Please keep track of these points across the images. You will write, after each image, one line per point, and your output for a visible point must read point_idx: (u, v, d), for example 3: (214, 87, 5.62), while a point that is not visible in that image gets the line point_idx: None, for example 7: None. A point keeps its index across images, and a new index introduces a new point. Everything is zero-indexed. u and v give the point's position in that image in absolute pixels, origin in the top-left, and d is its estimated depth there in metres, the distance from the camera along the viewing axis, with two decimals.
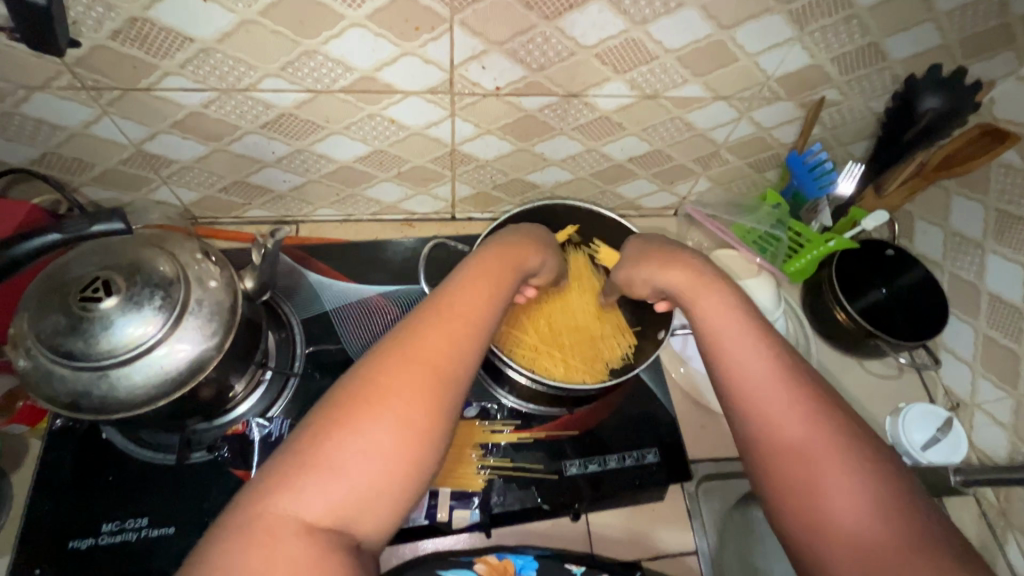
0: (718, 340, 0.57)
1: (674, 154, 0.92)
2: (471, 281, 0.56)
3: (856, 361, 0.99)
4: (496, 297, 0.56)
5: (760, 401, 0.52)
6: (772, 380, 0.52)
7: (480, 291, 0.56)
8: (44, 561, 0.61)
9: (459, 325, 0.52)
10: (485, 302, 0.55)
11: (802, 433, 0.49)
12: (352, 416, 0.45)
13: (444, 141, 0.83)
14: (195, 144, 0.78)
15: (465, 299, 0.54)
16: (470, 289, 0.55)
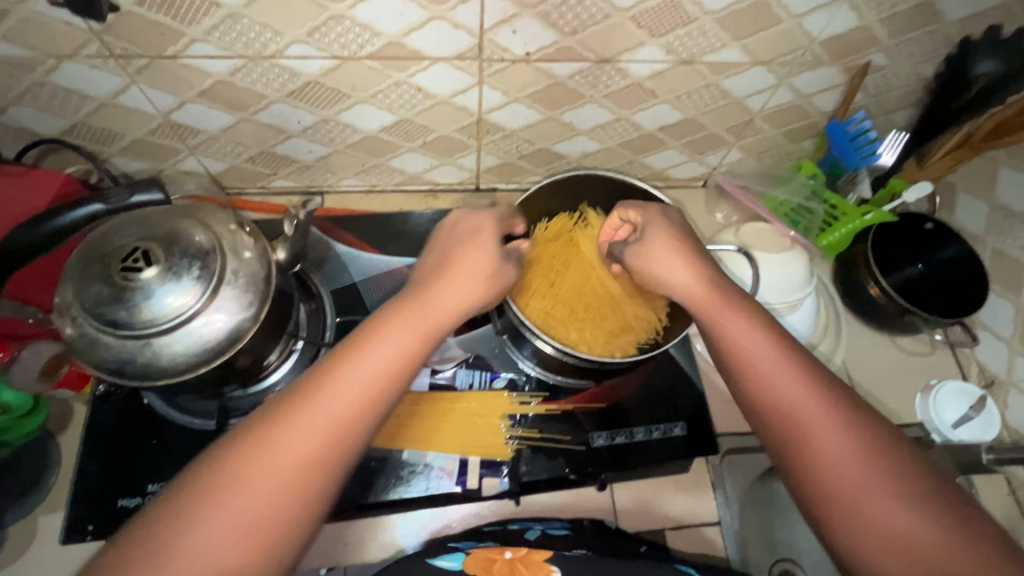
0: (741, 351, 0.55)
1: (707, 123, 0.89)
2: (373, 354, 0.50)
3: (886, 337, 0.98)
4: (396, 380, 0.50)
5: (796, 413, 0.50)
6: (789, 373, 0.52)
7: (377, 369, 0.49)
8: (97, 519, 0.64)
9: (343, 419, 0.47)
10: (381, 384, 0.49)
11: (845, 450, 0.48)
12: (196, 509, 0.42)
13: (471, 110, 0.82)
14: (222, 113, 0.77)
15: (357, 379, 0.48)
16: (368, 366, 0.49)
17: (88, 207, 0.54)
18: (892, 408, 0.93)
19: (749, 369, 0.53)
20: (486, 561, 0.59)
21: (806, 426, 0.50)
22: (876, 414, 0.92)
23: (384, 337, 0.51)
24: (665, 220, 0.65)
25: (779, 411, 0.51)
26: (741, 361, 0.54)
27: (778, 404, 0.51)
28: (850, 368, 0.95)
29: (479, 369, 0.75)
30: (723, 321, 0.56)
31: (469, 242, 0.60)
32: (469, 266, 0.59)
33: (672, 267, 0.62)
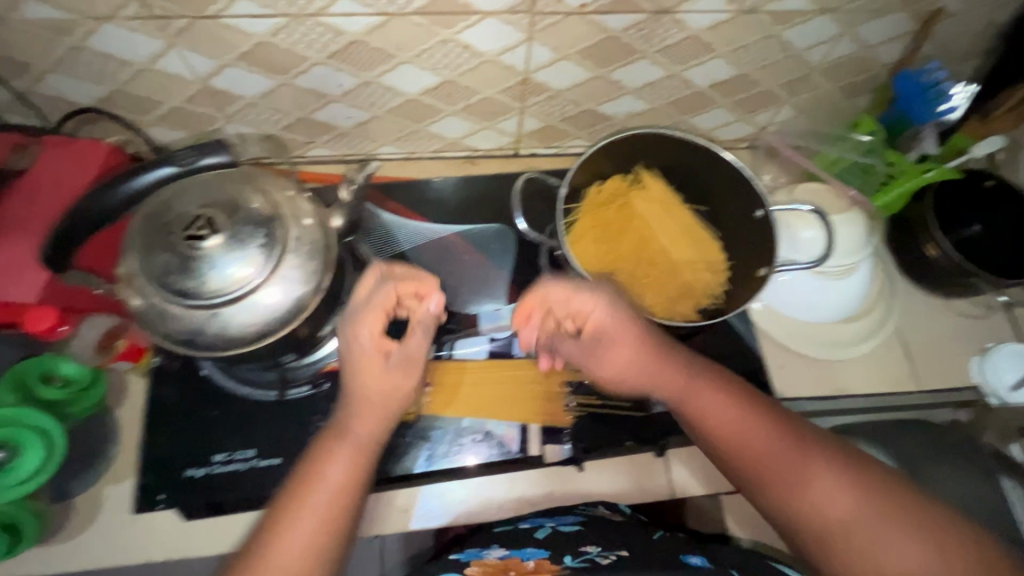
0: (725, 433, 0.58)
1: (760, 79, 0.85)
2: (324, 478, 0.53)
3: (942, 300, 0.95)
4: (348, 505, 0.53)
5: (795, 480, 0.55)
6: (764, 439, 0.57)
7: (331, 493, 0.53)
8: (168, 487, 0.65)
9: (306, 547, 0.51)
10: (336, 510, 0.53)
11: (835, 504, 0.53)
12: None
13: (517, 69, 0.78)
14: (261, 78, 0.75)
15: (317, 506, 0.52)
16: (322, 493, 0.53)
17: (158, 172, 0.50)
18: (949, 371, 0.91)
19: (739, 446, 0.57)
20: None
21: (804, 491, 0.54)
22: (932, 377, 0.90)
23: (329, 462, 0.54)
24: (613, 312, 0.61)
25: (778, 484, 0.55)
26: (730, 442, 0.58)
27: (773, 475, 0.56)
28: (905, 333, 0.92)
29: None
30: (704, 402, 0.59)
31: (371, 346, 0.57)
32: (377, 383, 0.57)
33: (631, 362, 0.61)
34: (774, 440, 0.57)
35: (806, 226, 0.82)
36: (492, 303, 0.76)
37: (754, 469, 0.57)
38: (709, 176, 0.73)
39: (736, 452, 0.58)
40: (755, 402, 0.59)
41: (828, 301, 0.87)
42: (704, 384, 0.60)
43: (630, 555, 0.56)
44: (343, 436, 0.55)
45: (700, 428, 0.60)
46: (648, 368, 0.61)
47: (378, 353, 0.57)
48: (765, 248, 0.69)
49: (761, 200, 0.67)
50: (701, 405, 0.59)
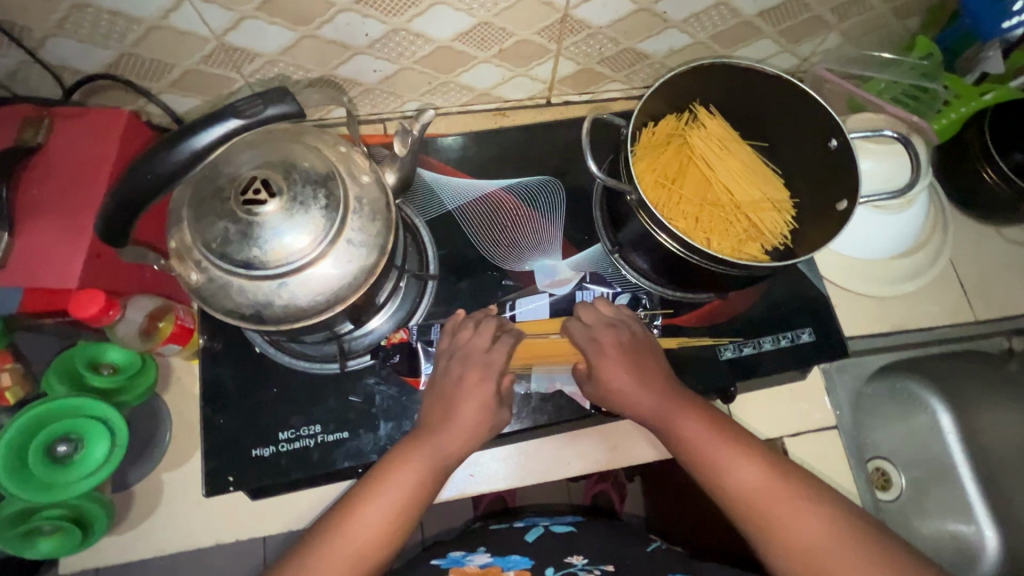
0: (699, 449, 0.59)
1: (815, 2, 0.79)
2: (384, 494, 0.55)
3: (994, 229, 0.92)
4: (403, 523, 0.55)
5: (760, 505, 0.56)
6: (734, 453, 0.58)
7: (392, 507, 0.55)
8: (237, 469, 0.62)
9: (358, 556, 0.53)
10: (395, 526, 0.55)
11: (798, 528, 0.54)
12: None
13: (557, 5, 0.71)
14: (282, 30, 0.67)
15: (378, 516, 0.54)
16: (382, 507, 0.55)
17: (220, 129, 0.42)
18: (1002, 301, 0.89)
19: (710, 465, 0.58)
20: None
21: (762, 508, 0.56)
22: (985, 307, 0.88)
23: (391, 478, 0.56)
24: (620, 346, 0.64)
25: (743, 502, 0.56)
26: (701, 461, 0.59)
27: (741, 493, 0.57)
28: (957, 264, 0.90)
29: (598, 286, 0.72)
30: (681, 422, 0.60)
31: (476, 373, 0.61)
32: (471, 414, 0.59)
33: (625, 385, 0.63)
34: (744, 459, 0.58)
35: (865, 158, 0.78)
36: (545, 257, 0.74)
37: (718, 488, 0.58)
38: (769, 109, 0.69)
39: (709, 471, 0.58)
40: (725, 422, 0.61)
41: (886, 236, 0.84)
42: (685, 406, 0.61)
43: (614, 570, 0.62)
44: (416, 454, 0.57)
45: (675, 447, 0.61)
46: (640, 390, 0.62)
47: (488, 385, 0.61)
48: (838, 182, 0.66)
49: (836, 129, 0.63)
50: (679, 424, 0.61)
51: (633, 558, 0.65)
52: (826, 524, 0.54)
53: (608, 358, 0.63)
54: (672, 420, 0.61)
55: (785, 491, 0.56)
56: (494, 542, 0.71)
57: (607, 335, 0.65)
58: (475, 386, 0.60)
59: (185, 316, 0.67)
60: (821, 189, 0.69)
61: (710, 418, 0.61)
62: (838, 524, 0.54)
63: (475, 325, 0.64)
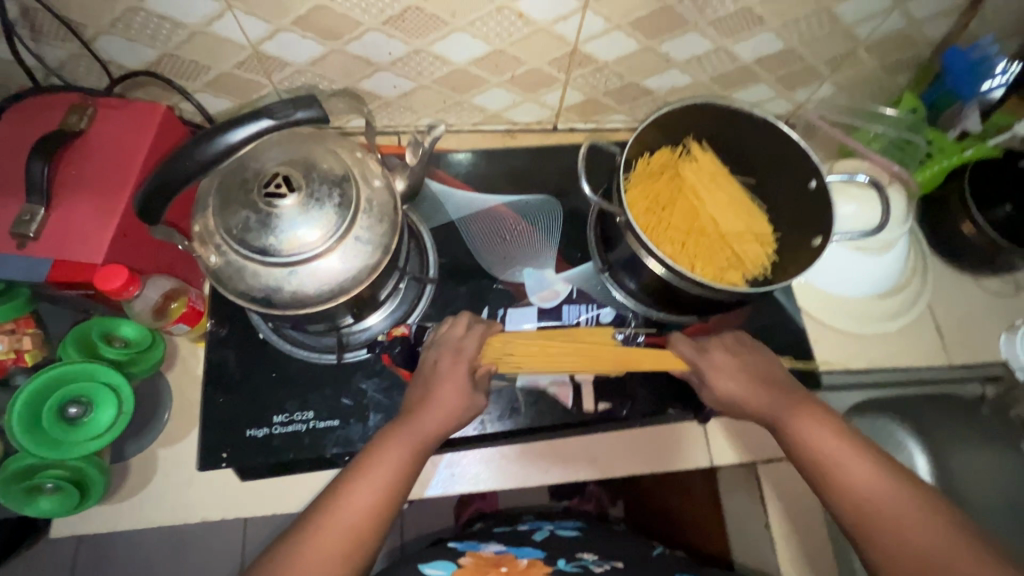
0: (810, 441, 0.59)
1: (807, 54, 0.85)
2: (376, 472, 0.56)
3: (973, 280, 0.96)
4: (393, 502, 0.56)
5: (885, 510, 0.53)
6: (861, 457, 0.57)
7: (380, 480, 0.57)
8: (230, 447, 0.66)
9: (355, 521, 0.54)
10: (385, 503, 0.56)
11: (934, 541, 0.51)
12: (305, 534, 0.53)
13: (568, 39, 0.77)
14: (313, 43, 0.73)
15: (366, 492, 0.55)
16: (369, 486, 0.56)
17: (252, 126, 0.47)
18: (976, 348, 0.93)
19: (829, 464, 0.57)
20: (481, 566, 0.61)
21: (869, 500, 0.54)
22: (960, 352, 0.92)
23: (381, 454, 0.58)
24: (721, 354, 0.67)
25: (864, 504, 0.54)
26: (818, 460, 0.58)
27: (845, 484, 0.56)
28: (935, 308, 0.94)
29: (582, 301, 0.77)
30: (798, 420, 0.61)
31: (450, 371, 0.63)
32: (449, 400, 0.62)
33: (734, 387, 0.65)
34: (849, 452, 0.57)
35: (847, 201, 0.82)
36: (539, 270, 0.78)
37: (835, 486, 0.56)
38: (757, 149, 0.74)
39: (813, 460, 0.58)
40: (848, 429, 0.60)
41: (865, 277, 0.89)
42: (804, 410, 0.62)
43: (623, 566, 0.64)
44: (396, 437, 0.59)
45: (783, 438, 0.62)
46: (751, 391, 0.65)
47: (462, 372, 0.63)
48: (816, 220, 0.70)
49: (816, 171, 0.68)
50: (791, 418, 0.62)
51: (637, 558, 0.67)
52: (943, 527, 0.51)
53: (719, 355, 0.67)
54: (792, 421, 0.61)
55: (892, 489, 0.54)
56: (502, 539, 0.73)
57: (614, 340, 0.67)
58: (450, 372, 0.63)
59: (197, 298, 0.72)
60: (800, 226, 0.73)
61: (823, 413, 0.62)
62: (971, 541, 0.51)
63: (466, 318, 0.68)
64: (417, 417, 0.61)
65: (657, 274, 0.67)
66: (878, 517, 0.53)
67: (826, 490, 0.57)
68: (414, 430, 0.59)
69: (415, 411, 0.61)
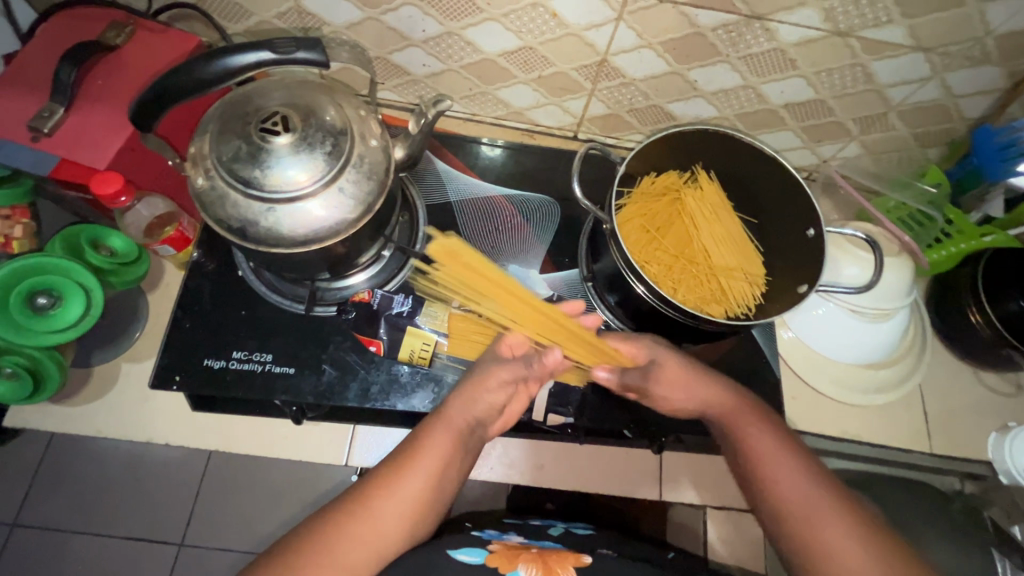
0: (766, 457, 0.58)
1: (837, 108, 0.83)
2: (420, 465, 0.55)
3: (972, 372, 0.92)
4: (432, 498, 0.56)
5: (811, 516, 0.54)
6: (788, 457, 0.58)
7: (430, 469, 0.56)
8: (186, 372, 0.67)
9: (410, 506, 0.54)
10: (428, 495, 0.55)
11: (842, 538, 0.52)
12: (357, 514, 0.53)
13: (598, 48, 0.78)
14: (351, 7, 0.75)
15: (415, 486, 0.55)
16: (417, 474, 0.55)
17: (256, 56, 0.49)
18: (962, 441, 0.88)
19: (759, 470, 0.58)
20: (511, 554, 0.59)
21: (800, 509, 0.54)
22: (943, 443, 0.88)
23: (428, 442, 0.57)
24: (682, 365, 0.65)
25: (787, 508, 0.55)
26: (751, 464, 0.59)
27: (782, 507, 0.55)
28: (925, 392, 0.90)
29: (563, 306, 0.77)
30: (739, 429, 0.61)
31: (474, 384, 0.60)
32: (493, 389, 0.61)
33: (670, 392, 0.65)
34: (791, 462, 0.57)
35: (851, 263, 0.80)
36: (524, 267, 0.78)
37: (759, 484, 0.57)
38: (763, 189, 0.73)
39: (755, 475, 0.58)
40: (789, 435, 0.60)
41: (859, 344, 0.86)
42: (748, 415, 0.62)
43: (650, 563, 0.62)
44: (441, 428, 0.58)
45: (732, 446, 0.61)
46: (678, 389, 0.65)
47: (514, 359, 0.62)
48: (808, 269, 0.69)
49: (815, 219, 0.67)
50: (749, 432, 0.60)
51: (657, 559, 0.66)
52: (885, 569, 0.50)
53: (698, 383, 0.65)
54: (733, 428, 0.62)
55: (821, 497, 0.54)
56: (522, 531, 0.69)
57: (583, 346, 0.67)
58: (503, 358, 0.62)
59: (188, 226, 0.74)
60: (791, 274, 0.72)
61: (782, 434, 0.60)
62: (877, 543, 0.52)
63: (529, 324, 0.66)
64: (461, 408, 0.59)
65: (636, 292, 0.66)
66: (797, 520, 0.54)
67: (756, 494, 0.58)
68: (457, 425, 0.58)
69: (459, 402, 0.60)
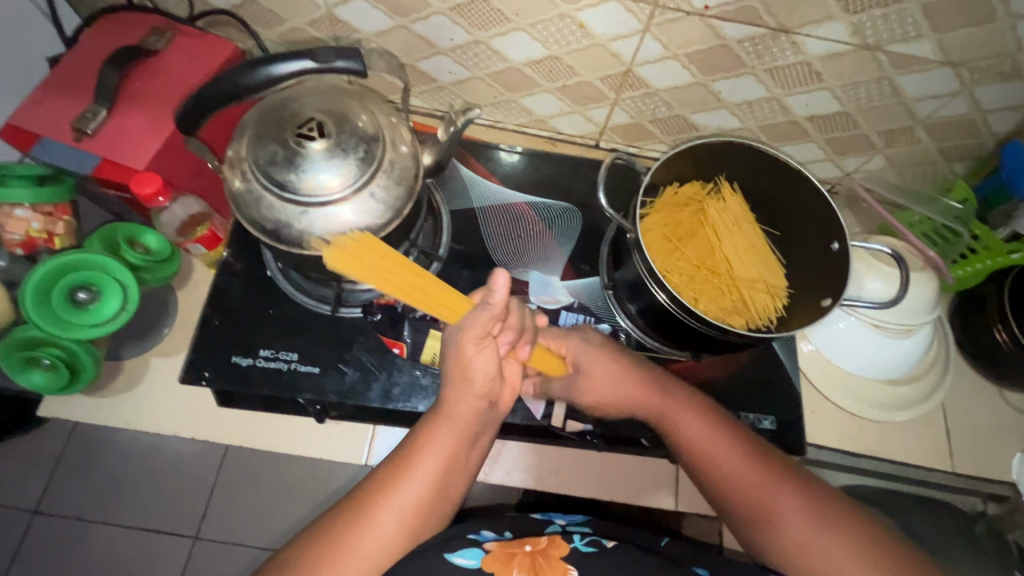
0: (707, 451, 0.61)
1: (863, 122, 0.83)
2: (423, 462, 0.54)
3: (996, 391, 0.91)
4: (440, 494, 0.55)
5: (745, 488, 0.59)
6: (719, 439, 0.61)
7: (436, 465, 0.55)
8: (214, 368, 0.68)
9: (417, 504, 0.54)
10: (433, 491, 0.55)
11: (776, 503, 0.57)
12: (360, 516, 0.52)
13: (623, 59, 0.79)
14: (382, 16, 0.77)
15: (417, 484, 0.54)
16: (422, 471, 0.54)
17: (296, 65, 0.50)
18: (985, 461, 0.87)
19: (699, 455, 0.62)
20: (507, 554, 0.58)
21: (733, 482, 0.59)
22: (966, 462, 0.86)
23: (431, 438, 0.55)
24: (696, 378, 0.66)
25: (722, 485, 0.60)
26: (689, 450, 0.62)
27: (721, 485, 0.60)
28: (947, 410, 0.89)
29: (583, 312, 0.77)
30: (676, 418, 0.64)
31: (459, 369, 0.56)
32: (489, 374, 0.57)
33: (622, 390, 0.67)
34: (724, 442, 0.61)
35: (874, 277, 0.79)
36: (545, 274, 0.79)
37: (701, 469, 0.61)
38: (786, 201, 0.73)
39: (698, 460, 0.62)
40: (719, 414, 0.64)
41: (881, 359, 0.85)
42: (682, 402, 0.65)
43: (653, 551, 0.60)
44: (443, 422, 0.56)
45: (674, 443, 0.64)
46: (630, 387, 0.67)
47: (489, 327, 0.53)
48: (832, 283, 0.69)
49: (840, 233, 0.67)
50: (681, 425, 0.63)
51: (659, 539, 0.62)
52: (814, 523, 0.56)
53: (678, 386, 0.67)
54: (669, 417, 0.64)
55: (750, 471, 0.59)
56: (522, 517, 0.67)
57: (604, 354, 0.67)
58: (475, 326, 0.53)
59: (219, 226, 0.76)
60: (814, 287, 0.72)
61: (714, 421, 0.63)
62: (810, 502, 0.57)
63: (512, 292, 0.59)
64: (462, 400, 0.57)
65: (657, 301, 0.67)
66: (735, 495, 0.59)
67: (699, 476, 0.62)
68: (458, 421, 0.56)
69: (461, 395, 0.57)
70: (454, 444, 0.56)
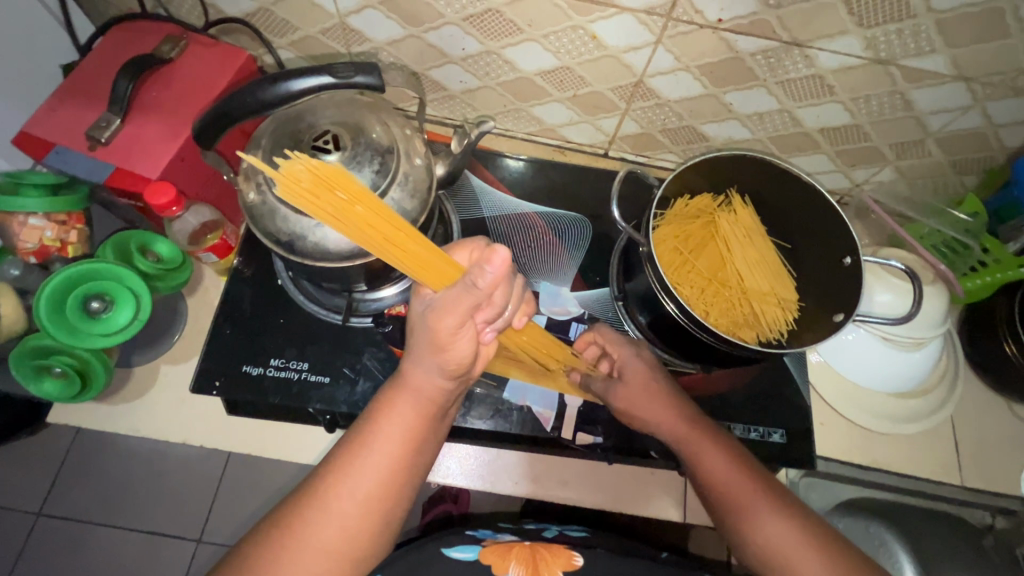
0: (717, 480, 0.60)
1: (873, 134, 0.83)
2: (382, 442, 0.50)
3: (1005, 404, 0.91)
4: (405, 478, 0.52)
5: (738, 501, 0.59)
6: (721, 452, 0.62)
7: (397, 444, 0.51)
8: (225, 377, 0.69)
9: (379, 487, 0.50)
10: (396, 473, 0.51)
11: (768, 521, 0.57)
12: (318, 502, 0.49)
13: (635, 70, 0.79)
14: (394, 25, 0.77)
15: (377, 465, 0.50)
16: (381, 451, 0.50)
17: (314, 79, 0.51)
18: (993, 475, 0.86)
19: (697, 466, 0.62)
20: (502, 550, 0.61)
21: (727, 496, 0.59)
22: (975, 477, 0.86)
23: (392, 414, 0.52)
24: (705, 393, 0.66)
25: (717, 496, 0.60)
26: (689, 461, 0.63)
27: (716, 497, 0.60)
28: (956, 424, 0.89)
29: (593, 324, 0.77)
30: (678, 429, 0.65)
31: (428, 343, 0.50)
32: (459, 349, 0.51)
33: (629, 402, 0.67)
34: (722, 456, 0.62)
35: (884, 289, 0.79)
36: (555, 284, 0.79)
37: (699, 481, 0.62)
38: (799, 214, 0.73)
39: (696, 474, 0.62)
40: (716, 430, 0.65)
41: (890, 372, 0.85)
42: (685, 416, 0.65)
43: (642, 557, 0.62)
44: (403, 396, 0.52)
45: (690, 469, 0.63)
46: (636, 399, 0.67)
47: (467, 304, 0.48)
48: (844, 298, 0.69)
49: (853, 248, 0.67)
50: (684, 437, 0.64)
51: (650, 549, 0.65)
52: (805, 542, 0.55)
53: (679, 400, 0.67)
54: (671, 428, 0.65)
55: (747, 486, 0.59)
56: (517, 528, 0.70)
57: None
58: (455, 297, 0.48)
59: (231, 234, 0.76)
60: (826, 301, 0.72)
61: (713, 436, 0.64)
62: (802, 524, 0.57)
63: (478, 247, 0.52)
64: (420, 372, 0.52)
65: (668, 313, 0.66)
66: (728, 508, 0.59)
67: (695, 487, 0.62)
68: (419, 396, 0.52)
69: (421, 367, 0.52)
70: (416, 421, 0.52)
